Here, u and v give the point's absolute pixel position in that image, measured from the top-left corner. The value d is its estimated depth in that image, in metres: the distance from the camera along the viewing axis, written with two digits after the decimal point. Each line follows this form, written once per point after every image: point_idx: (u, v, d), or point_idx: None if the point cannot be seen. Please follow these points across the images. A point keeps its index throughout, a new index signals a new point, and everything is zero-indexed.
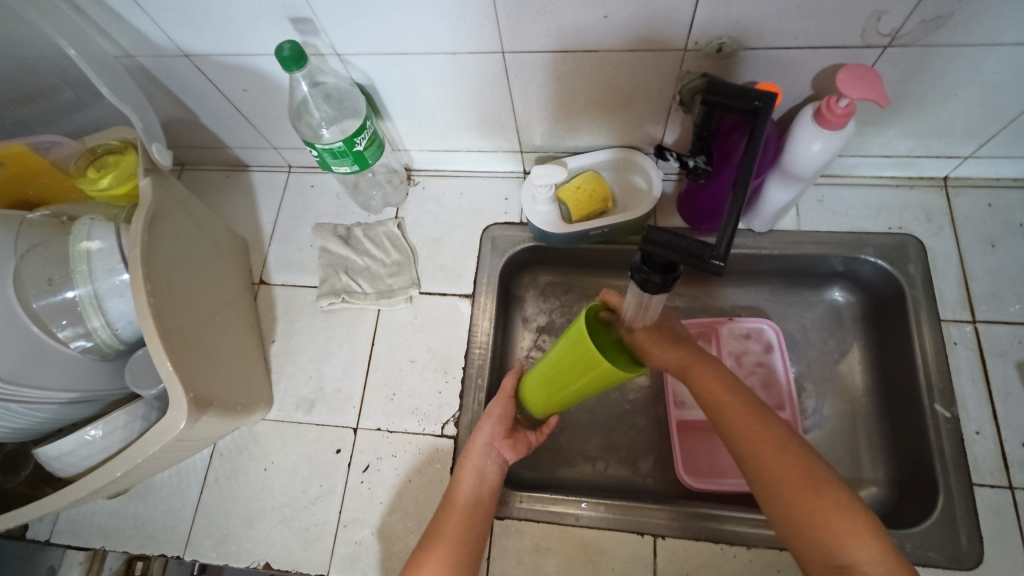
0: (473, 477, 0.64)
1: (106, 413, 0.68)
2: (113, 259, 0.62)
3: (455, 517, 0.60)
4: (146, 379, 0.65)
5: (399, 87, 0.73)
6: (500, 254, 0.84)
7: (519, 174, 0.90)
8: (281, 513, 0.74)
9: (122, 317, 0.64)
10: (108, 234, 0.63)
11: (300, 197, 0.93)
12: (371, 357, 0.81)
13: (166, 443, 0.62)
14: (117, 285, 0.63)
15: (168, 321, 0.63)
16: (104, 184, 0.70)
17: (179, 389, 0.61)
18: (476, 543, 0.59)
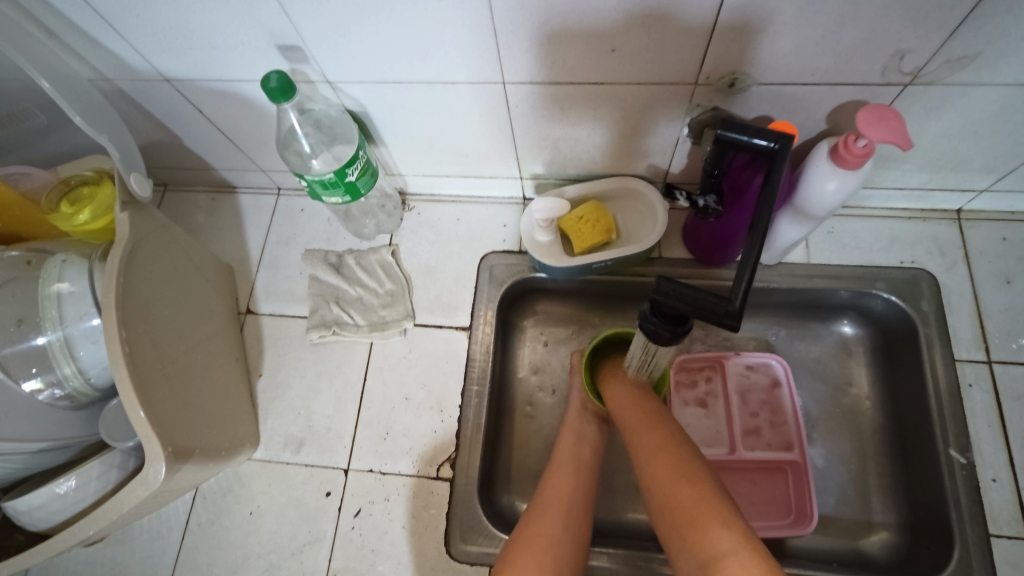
0: (562, 486, 0.60)
1: (81, 460, 0.63)
2: (85, 303, 0.59)
3: (547, 515, 0.56)
4: (121, 431, 0.61)
5: (392, 115, 0.70)
6: (498, 284, 0.81)
7: (518, 200, 0.86)
8: (268, 561, 0.71)
9: (95, 363, 0.60)
10: (81, 274, 0.59)
11: (290, 221, 0.89)
12: (363, 392, 0.78)
13: (143, 499, 0.58)
14: (89, 331, 0.59)
15: (145, 367, 0.59)
16: (80, 219, 0.65)
17: (157, 442, 0.57)
18: (578, 511, 0.57)
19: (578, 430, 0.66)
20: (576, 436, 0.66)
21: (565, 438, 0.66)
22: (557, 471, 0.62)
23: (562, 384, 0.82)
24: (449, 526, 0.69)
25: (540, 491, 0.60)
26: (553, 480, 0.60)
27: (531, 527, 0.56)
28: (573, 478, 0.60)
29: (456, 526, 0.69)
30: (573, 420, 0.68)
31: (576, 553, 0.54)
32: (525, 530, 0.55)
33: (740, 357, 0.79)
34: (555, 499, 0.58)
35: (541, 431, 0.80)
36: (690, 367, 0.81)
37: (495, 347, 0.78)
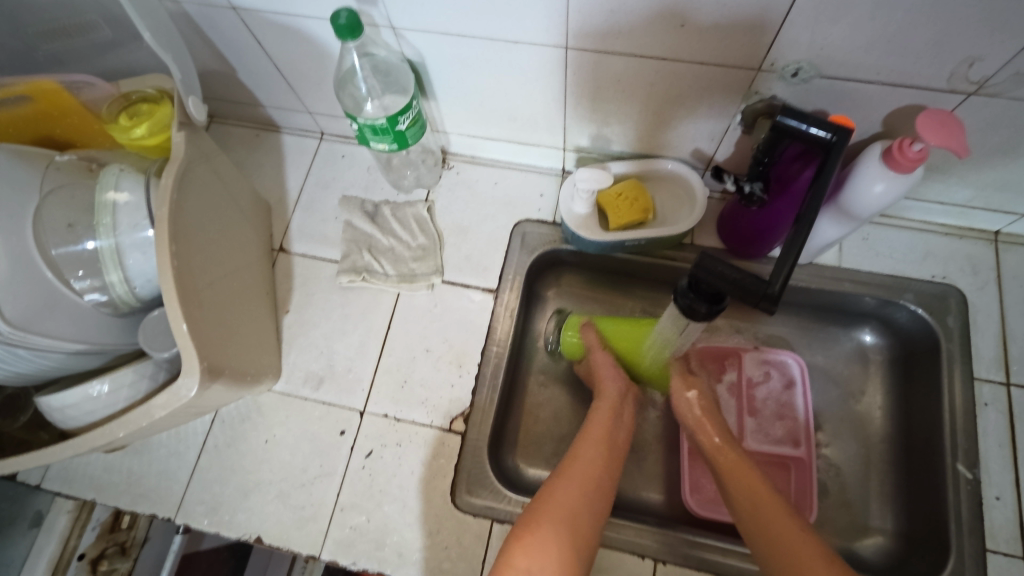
0: (588, 458, 0.60)
1: (113, 367, 0.66)
2: (138, 214, 0.60)
3: (570, 484, 0.57)
4: (160, 340, 0.62)
5: (449, 69, 0.70)
6: (529, 251, 0.82)
7: (558, 172, 0.87)
8: (279, 489, 0.73)
9: (141, 274, 0.62)
10: (137, 186, 0.61)
11: (329, 166, 0.91)
12: (386, 340, 0.79)
13: (174, 408, 0.60)
14: (140, 241, 0.61)
15: (189, 284, 0.61)
16: (138, 134, 0.66)
17: (194, 356, 0.59)
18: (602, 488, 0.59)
19: (614, 409, 0.67)
20: (613, 414, 0.67)
21: (597, 415, 0.66)
22: (585, 443, 0.62)
23: None
24: (456, 477, 0.71)
25: (568, 459, 0.61)
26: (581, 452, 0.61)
27: (554, 496, 0.57)
28: (601, 451, 0.62)
29: (463, 477, 0.72)
30: (610, 399, 0.68)
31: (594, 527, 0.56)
32: (550, 492, 0.57)
33: (761, 352, 0.80)
34: (580, 469, 0.59)
35: (553, 399, 0.81)
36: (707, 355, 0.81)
37: (519, 312, 0.80)
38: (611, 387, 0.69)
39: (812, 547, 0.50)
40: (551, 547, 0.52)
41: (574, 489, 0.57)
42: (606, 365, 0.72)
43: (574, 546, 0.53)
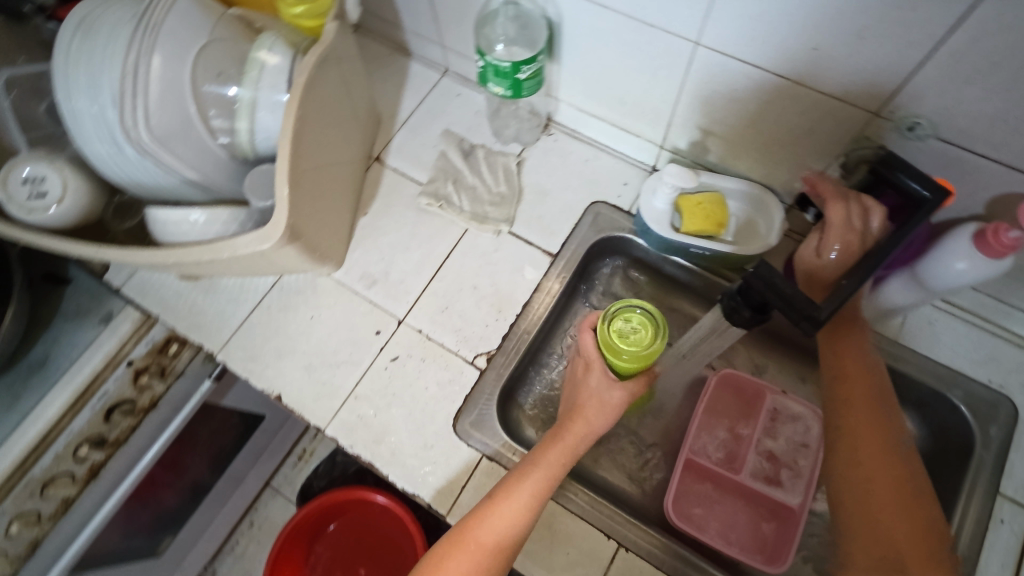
0: (522, 496, 0.60)
1: (218, 203, 0.73)
2: (280, 78, 0.68)
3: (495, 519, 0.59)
4: (261, 191, 0.69)
5: (582, 37, 0.74)
6: (597, 230, 0.86)
7: (647, 168, 0.90)
8: (308, 361, 0.79)
9: (265, 131, 0.69)
10: (286, 55, 0.70)
11: (443, 101, 0.97)
12: (442, 265, 0.85)
13: (252, 251, 0.67)
14: (274, 102, 0.69)
15: (300, 151, 0.68)
16: (298, 13, 0.76)
17: (284, 213, 0.66)
18: (501, 559, 0.58)
19: (570, 448, 0.63)
20: (568, 452, 0.63)
21: (551, 450, 0.63)
22: (503, 504, 0.60)
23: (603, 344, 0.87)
24: (463, 405, 0.76)
25: (503, 485, 0.61)
26: (496, 514, 0.59)
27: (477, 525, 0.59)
28: (525, 513, 0.60)
29: (469, 410, 0.76)
30: (572, 435, 0.64)
31: (509, 558, 0.59)
32: (477, 520, 0.60)
33: (779, 406, 0.80)
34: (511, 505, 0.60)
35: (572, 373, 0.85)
36: (731, 384, 0.83)
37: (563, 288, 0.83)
38: (577, 433, 0.64)
39: (902, 497, 0.53)
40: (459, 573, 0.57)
41: (474, 557, 0.58)
42: (617, 403, 0.65)
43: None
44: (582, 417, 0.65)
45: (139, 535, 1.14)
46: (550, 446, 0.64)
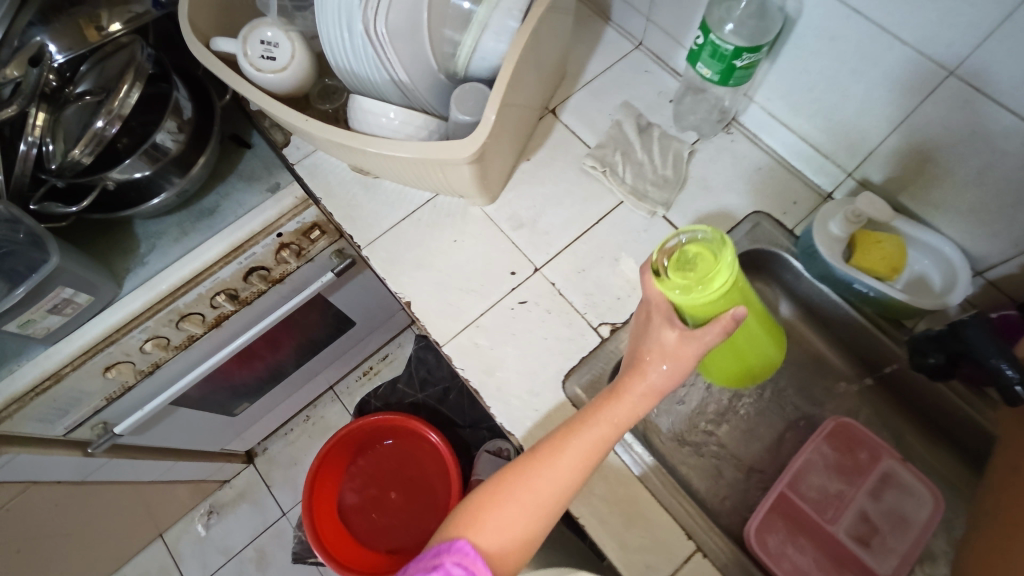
0: (567, 459, 0.57)
1: (415, 108, 0.76)
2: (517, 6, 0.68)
3: (537, 480, 0.57)
4: (466, 105, 0.70)
5: (813, 40, 0.71)
6: (752, 240, 0.84)
7: (822, 193, 0.85)
8: (442, 280, 0.83)
9: (487, 53, 0.71)
10: None
11: (630, 72, 0.95)
12: (588, 230, 0.85)
13: (438, 158, 0.68)
14: (503, 27, 0.69)
15: (512, 80, 0.69)
16: None
17: (485, 134, 0.67)
18: (551, 512, 0.57)
19: (622, 417, 0.58)
20: (621, 417, 0.58)
21: (599, 414, 0.58)
22: (556, 460, 0.57)
23: None
24: (578, 365, 0.77)
25: (546, 446, 0.58)
26: (547, 470, 0.57)
27: (516, 485, 0.57)
28: (566, 477, 0.57)
29: (581, 371, 0.77)
30: (626, 400, 0.58)
31: (550, 519, 0.57)
32: (516, 478, 0.57)
33: (892, 473, 0.76)
34: (553, 467, 0.57)
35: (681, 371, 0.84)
36: (847, 437, 0.78)
37: None
38: (632, 396, 0.59)
39: None
40: (499, 530, 0.55)
41: (522, 508, 0.56)
42: (689, 358, 0.58)
43: (504, 564, 0.55)
44: (643, 379, 0.59)
45: (224, 392, 1.24)
46: (606, 408, 0.59)
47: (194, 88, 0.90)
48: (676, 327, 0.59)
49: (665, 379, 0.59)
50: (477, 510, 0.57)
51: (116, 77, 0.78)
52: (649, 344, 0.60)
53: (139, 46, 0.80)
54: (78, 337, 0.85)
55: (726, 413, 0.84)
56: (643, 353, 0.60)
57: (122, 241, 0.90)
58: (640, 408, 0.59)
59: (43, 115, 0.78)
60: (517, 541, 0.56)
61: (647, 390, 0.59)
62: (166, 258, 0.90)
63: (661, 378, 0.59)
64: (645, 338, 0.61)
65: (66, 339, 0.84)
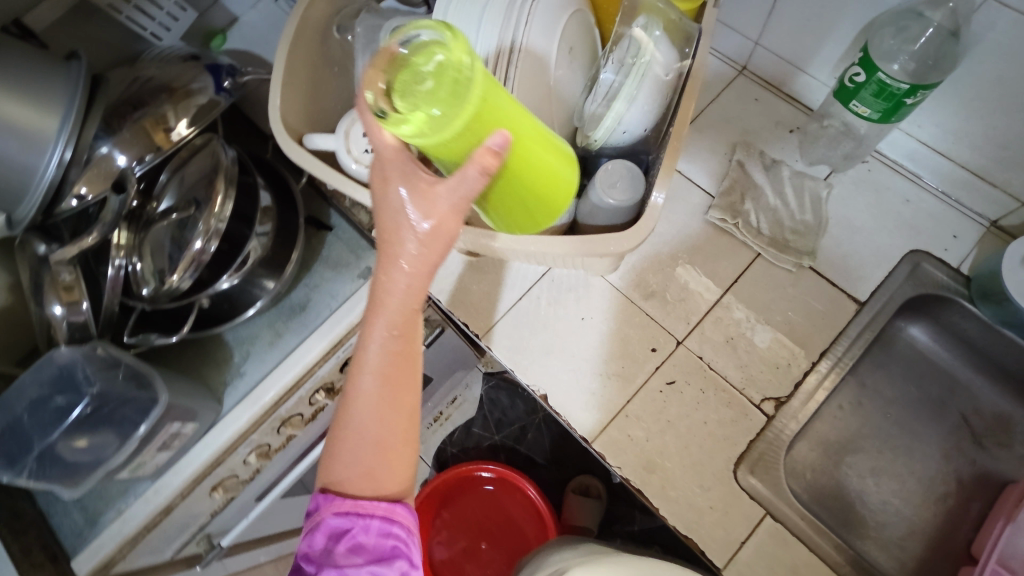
0: (364, 373, 0.52)
1: None
2: (663, 75, 0.60)
3: (349, 404, 0.53)
4: (613, 185, 0.61)
5: (998, 69, 0.62)
6: (916, 287, 0.76)
7: (984, 221, 0.76)
8: (577, 366, 0.75)
9: (622, 127, 0.61)
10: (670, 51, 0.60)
11: (739, 101, 0.86)
12: (726, 293, 0.77)
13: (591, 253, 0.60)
14: (645, 98, 0.60)
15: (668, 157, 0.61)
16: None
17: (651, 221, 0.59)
18: (400, 445, 0.53)
19: (388, 299, 0.50)
20: (391, 304, 0.51)
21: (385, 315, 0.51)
22: (358, 381, 0.52)
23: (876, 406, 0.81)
24: (748, 450, 0.70)
25: (353, 368, 0.52)
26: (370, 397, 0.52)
27: (348, 421, 0.53)
28: (390, 400, 0.52)
29: (752, 455, 0.71)
30: (400, 284, 0.50)
31: (407, 450, 0.54)
32: (343, 414, 0.53)
33: None
34: (360, 387, 0.52)
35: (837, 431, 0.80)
36: None
37: (867, 342, 0.75)
38: (399, 275, 0.50)
39: None
40: (344, 475, 0.53)
41: (365, 441, 0.52)
42: (449, 232, 0.49)
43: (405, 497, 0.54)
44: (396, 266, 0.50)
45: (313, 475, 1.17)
46: (384, 303, 0.51)
47: (268, 174, 0.82)
48: (413, 186, 0.48)
49: (424, 244, 0.49)
50: (332, 449, 0.54)
51: (204, 184, 0.71)
52: (392, 222, 0.49)
53: (221, 147, 0.73)
54: (186, 465, 0.77)
55: (894, 474, 0.78)
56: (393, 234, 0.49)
57: (215, 353, 0.84)
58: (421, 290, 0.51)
59: (126, 234, 0.71)
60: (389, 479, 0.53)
61: (418, 266, 0.49)
62: (264, 367, 0.82)
63: (420, 261, 0.49)
64: (389, 215, 0.49)
65: (175, 470, 0.77)
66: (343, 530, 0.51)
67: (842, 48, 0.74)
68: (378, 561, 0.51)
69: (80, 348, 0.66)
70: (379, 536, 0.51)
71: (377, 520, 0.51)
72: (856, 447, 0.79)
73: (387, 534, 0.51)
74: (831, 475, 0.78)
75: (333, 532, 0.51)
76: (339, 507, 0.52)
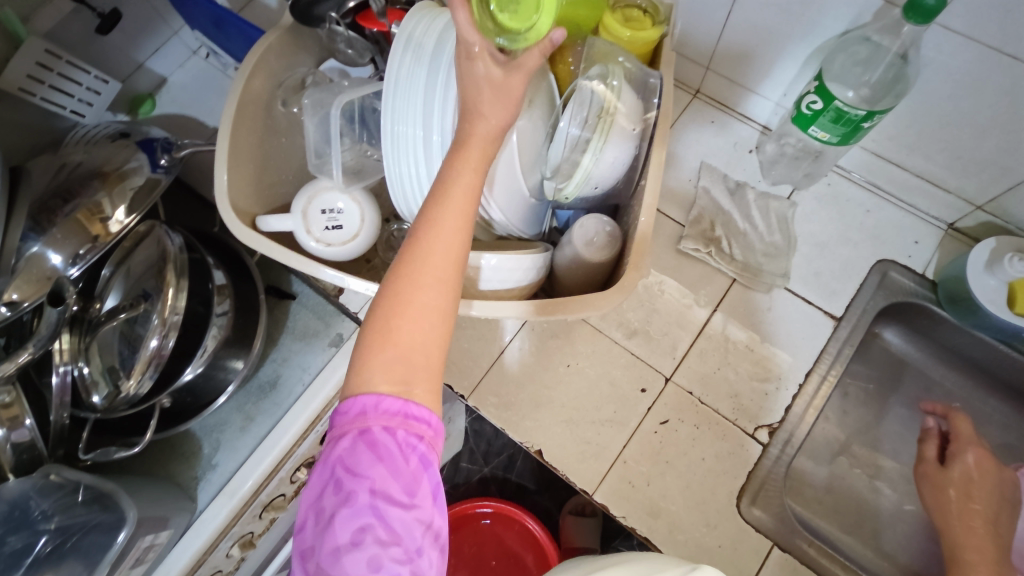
0: (427, 231, 0.47)
1: (510, 245, 0.66)
2: (631, 126, 0.58)
3: (402, 273, 0.46)
4: (594, 243, 0.61)
5: (946, 87, 0.64)
6: (887, 296, 0.77)
7: (942, 226, 0.79)
8: (569, 415, 0.73)
9: (594, 180, 0.60)
10: (635, 100, 0.59)
11: (697, 126, 0.86)
12: (707, 321, 0.77)
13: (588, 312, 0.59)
14: (616, 149, 0.58)
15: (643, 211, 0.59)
16: (625, 36, 0.62)
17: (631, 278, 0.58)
18: (445, 325, 0.46)
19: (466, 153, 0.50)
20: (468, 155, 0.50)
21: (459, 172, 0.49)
22: (420, 243, 0.47)
23: (862, 414, 0.82)
24: (748, 482, 0.70)
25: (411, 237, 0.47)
26: (431, 245, 0.46)
27: (399, 293, 0.45)
28: (448, 267, 0.46)
29: (752, 486, 0.70)
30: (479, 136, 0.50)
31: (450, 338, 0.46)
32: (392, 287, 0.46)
33: None
34: (422, 250, 0.46)
35: (829, 443, 0.80)
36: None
37: (849, 356, 0.76)
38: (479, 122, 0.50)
39: None
40: (383, 359, 0.43)
41: (415, 312, 0.45)
42: (516, 92, 0.51)
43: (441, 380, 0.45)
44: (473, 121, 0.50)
45: None
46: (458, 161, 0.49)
47: (217, 247, 0.76)
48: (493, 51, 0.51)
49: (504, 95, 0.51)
50: (372, 332, 0.45)
51: (153, 274, 0.66)
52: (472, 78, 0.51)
53: (166, 234, 0.67)
54: None
55: (886, 477, 0.80)
56: (469, 92, 0.51)
57: (181, 446, 0.78)
58: (489, 142, 0.51)
59: (68, 340, 0.66)
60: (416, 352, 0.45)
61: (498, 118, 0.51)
62: (237, 455, 0.77)
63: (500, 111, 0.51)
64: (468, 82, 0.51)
65: None
66: (386, 453, 0.41)
67: (795, 66, 0.74)
68: (415, 500, 0.40)
69: (31, 478, 0.61)
70: (419, 471, 0.41)
71: (421, 444, 0.42)
72: (848, 457, 0.80)
73: (426, 473, 0.41)
74: (829, 490, 0.79)
75: (377, 446, 0.41)
76: (388, 419, 0.42)
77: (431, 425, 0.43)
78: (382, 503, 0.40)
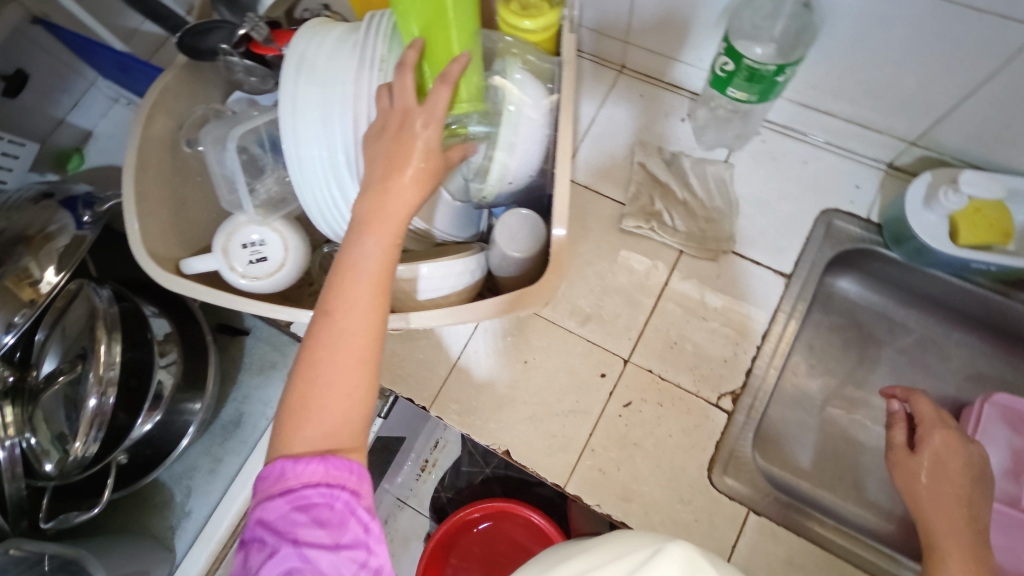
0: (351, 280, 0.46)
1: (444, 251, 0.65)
2: (537, 116, 0.57)
3: (326, 326, 0.45)
4: (523, 239, 0.60)
5: (852, 30, 0.63)
6: (834, 245, 0.76)
7: (881, 166, 0.78)
8: (532, 411, 0.73)
9: (511, 175, 0.58)
10: (539, 89, 0.57)
11: (626, 102, 0.85)
12: (659, 297, 0.76)
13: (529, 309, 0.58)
14: (527, 142, 0.57)
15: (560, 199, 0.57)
16: (526, 25, 0.61)
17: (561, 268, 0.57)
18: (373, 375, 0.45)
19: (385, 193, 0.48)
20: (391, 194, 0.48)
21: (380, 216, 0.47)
22: (344, 295, 0.46)
23: (829, 365, 0.82)
24: (717, 452, 0.69)
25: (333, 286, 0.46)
26: (354, 294, 0.46)
27: (323, 347, 0.44)
28: (373, 316, 0.46)
29: (721, 456, 0.69)
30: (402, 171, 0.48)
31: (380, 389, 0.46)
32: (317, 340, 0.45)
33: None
34: (345, 299, 0.45)
35: (799, 400, 0.80)
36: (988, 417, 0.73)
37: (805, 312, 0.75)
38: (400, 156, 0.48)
39: None
40: (310, 419, 0.43)
41: (341, 366, 0.44)
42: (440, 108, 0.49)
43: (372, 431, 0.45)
44: (408, 133, 0.48)
45: None
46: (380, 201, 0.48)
47: (154, 294, 0.75)
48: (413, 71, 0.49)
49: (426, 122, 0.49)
50: (298, 387, 0.44)
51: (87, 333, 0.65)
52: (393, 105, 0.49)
53: (94, 291, 0.66)
54: None
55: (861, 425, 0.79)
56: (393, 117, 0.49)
57: (153, 498, 0.78)
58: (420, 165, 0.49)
59: (11, 412, 0.65)
60: (365, 384, 0.45)
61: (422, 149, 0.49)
62: (209, 499, 0.76)
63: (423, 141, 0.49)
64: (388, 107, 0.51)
65: None
66: (309, 504, 0.40)
67: (706, 30, 0.73)
68: (342, 543, 0.40)
69: None
70: (345, 516, 0.41)
71: (345, 493, 0.41)
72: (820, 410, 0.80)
73: (354, 517, 0.41)
74: (805, 446, 0.78)
75: (299, 499, 0.40)
76: (307, 471, 0.41)
77: (355, 469, 0.42)
78: (308, 550, 0.39)
